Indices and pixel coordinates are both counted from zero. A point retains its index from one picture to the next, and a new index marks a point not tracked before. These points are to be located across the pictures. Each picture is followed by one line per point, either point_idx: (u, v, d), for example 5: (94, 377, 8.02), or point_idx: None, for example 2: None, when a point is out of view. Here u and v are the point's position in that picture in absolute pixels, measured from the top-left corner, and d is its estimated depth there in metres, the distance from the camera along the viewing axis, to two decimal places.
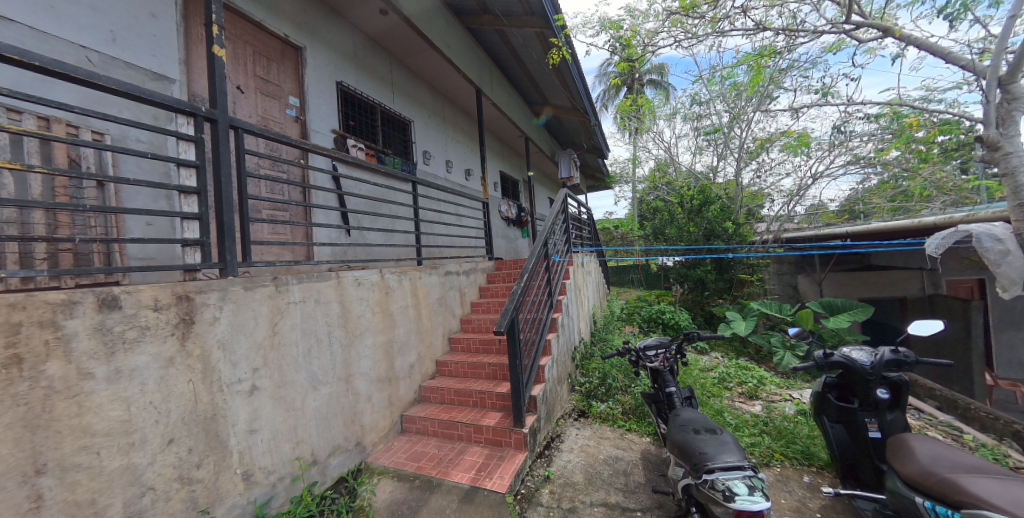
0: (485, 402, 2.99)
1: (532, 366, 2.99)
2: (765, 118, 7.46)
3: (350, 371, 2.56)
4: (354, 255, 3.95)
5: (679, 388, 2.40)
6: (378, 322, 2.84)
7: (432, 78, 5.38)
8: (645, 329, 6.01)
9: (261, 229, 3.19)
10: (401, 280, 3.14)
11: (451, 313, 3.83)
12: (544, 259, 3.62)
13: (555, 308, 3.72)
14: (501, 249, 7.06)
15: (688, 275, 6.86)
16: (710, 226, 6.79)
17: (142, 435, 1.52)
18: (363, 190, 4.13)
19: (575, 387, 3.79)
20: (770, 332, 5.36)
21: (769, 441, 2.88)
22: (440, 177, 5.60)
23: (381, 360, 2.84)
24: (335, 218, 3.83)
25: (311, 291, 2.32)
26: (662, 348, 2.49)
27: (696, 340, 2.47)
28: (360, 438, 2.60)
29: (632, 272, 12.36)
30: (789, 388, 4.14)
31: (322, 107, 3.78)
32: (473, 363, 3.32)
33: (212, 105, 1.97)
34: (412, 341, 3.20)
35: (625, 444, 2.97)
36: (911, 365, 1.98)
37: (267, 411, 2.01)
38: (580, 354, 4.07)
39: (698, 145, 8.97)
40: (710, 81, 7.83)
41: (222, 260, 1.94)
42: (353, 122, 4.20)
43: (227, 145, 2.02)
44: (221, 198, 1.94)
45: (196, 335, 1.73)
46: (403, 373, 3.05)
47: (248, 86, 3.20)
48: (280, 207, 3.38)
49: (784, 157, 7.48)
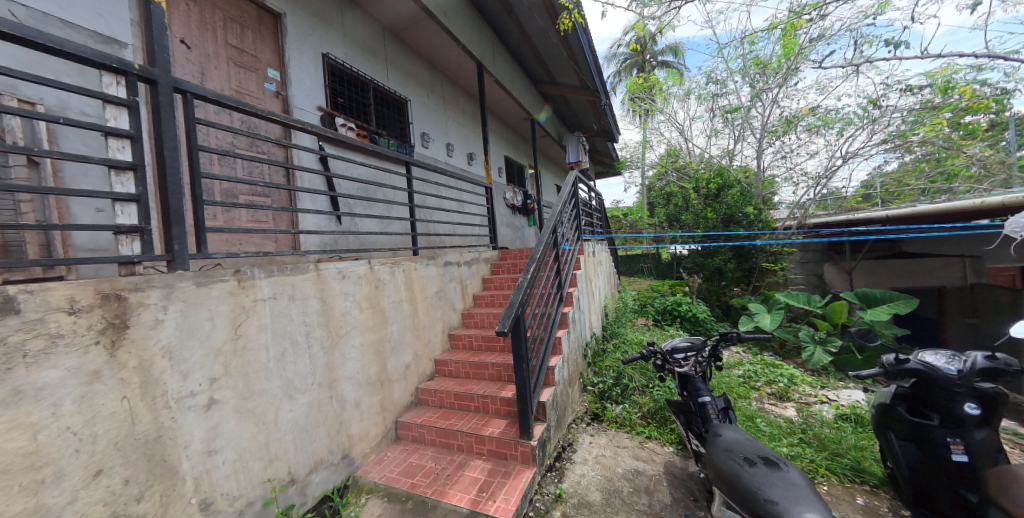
0: (488, 407, 2.69)
1: (541, 367, 2.67)
2: (789, 96, 6.96)
3: (335, 375, 2.27)
4: (345, 243, 3.65)
5: (714, 397, 2.06)
6: (367, 319, 2.53)
7: (429, 55, 4.99)
8: (660, 322, 5.73)
9: (239, 216, 2.89)
10: (393, 271, 2.82)
11: (451, 307, 3.51)
12: (554, 248, 3.26)
13: (565, 301, 3.38)
14: (506, 237, 6.70)
15: (706, 264, 6.51)
16: (730, 211, 6.38)
17: (58, 469, 1.22)
18: (355, 173, 3.81)
19: (587, 387, 3.50)
20: (795, 325, 5.01)
21: (810, 453, 2.57)
22: (440, 161, 5.26)
23: (372, 362, 2.55)
24: (324, 203, 3.52)
25: (284, 286, 2.00)
26: (692, 351, 2.16)
27: (735, 340, 2.08)
28: (348, 450, 2.32)
29: (643, 261, 12.14)
30: (823, 387, 3.80)
31: (306, 82, 3.42)
32: (475, 363, 3.02)
33: (151, 62, 1.58)
34: (407, 339, 2.90)
35: (645, 455, 2.66)
36: (1014, 376, 1.61)
37: (231, 427, 1.71)
38: (592, 350, 3.80)
39: (714, 127, 8.49)
40: (730, 57, 7.38)
41: (168, 250, 1.60)
42: (342, 99, 3.84)
43: (172, 113, 1.64)
44: (165, 175, 1.58)
45: (133, 340, 1.41)
46: (397, 374, 2.77)
47: (218, 56, 2.86)
48: (260, 192, 3.07)
49: (805, 139, 7.03)
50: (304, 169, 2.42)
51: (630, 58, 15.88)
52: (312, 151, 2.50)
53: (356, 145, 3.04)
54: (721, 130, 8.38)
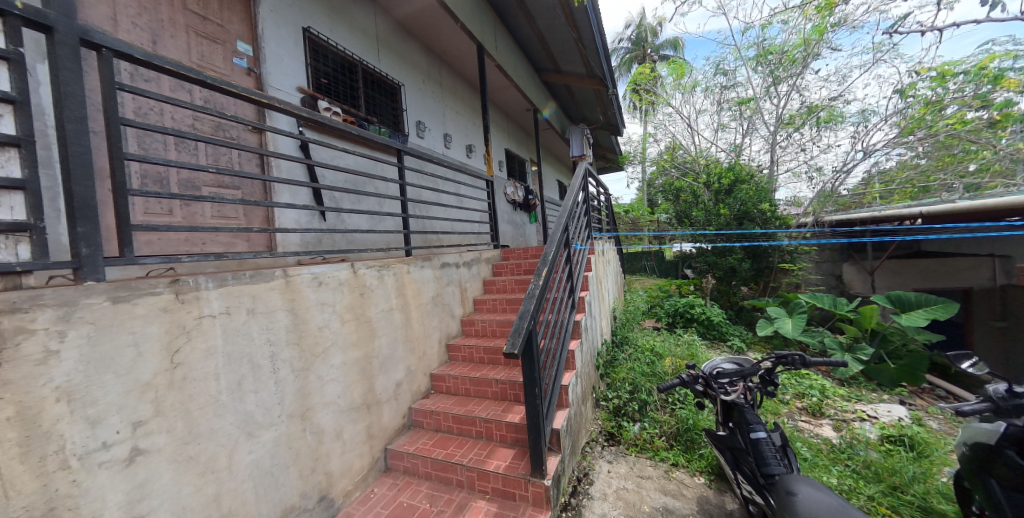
0: (492, 433, 2.33)
1: (554, 388, 2.30)
2: (804, 87, 6.61)
3: (309, 403, 1.89)
4: (330, 243, 3.23)
5: (769, 432, 1.69)
6: (350, 333, 2.16)
7: (426, 36, 4.57)
8: (671, 325, 5.40)
9: (203, 210, 2.50)
10: (382, 275, 2.44)
11: (450, 313, 3.14)
12: (566, 247, 2.87)
13: (577, 308, 3.01)
14: (507, 235, 6.32)
15: (718, 263, 6.16)
16: (744, 207, 6.10)
17: None
18: (341, 163, 3.40)
19: (601, 403, 3.15)
20: (817, 329, 4.68)
21: (864, 487, 2.21)
22: (437, 152, 4.87)
23: (356, 383, 2.18)
24: (306, 197, 3.11)
25: (243, 297, 1.62)
26: (740, 376, 1.77)
27: (797, 365, 1.66)
28: (326, 490, 1.95)
29: (646, 258, 11.86)
30: (857, 400, 3.45)
31: (284, 58, 3.01)
32: (476, 379, 2.66)
33: (45, 3, 1.18)
34: (399, 354, 2.52)
35: (674, 488, 2.31)
36: None
37: (165, 482, 1.32)
38: (604, 360, 3.44)
39: (721, 120, 8.13)
40: (741, 46, 7.03)
41: (75, 255, 1.20)
42: (327, 81, 3.42)
43: (78, 73, 1.24)
44: (66, 155, 1.18)
45: (8, 383, 1.02)
46: (386, 395, 2.40)
47: (175, 23, 2.45)
48: (227, 183, 2.65)
49: (820, 133, 6.70)
50: (278, 155, 2.03)
51: (630, 52, 15.60)
52: (284, 133, 2.11)
53: (341, 129, 2.65)
54: (729, 124, 8.05)
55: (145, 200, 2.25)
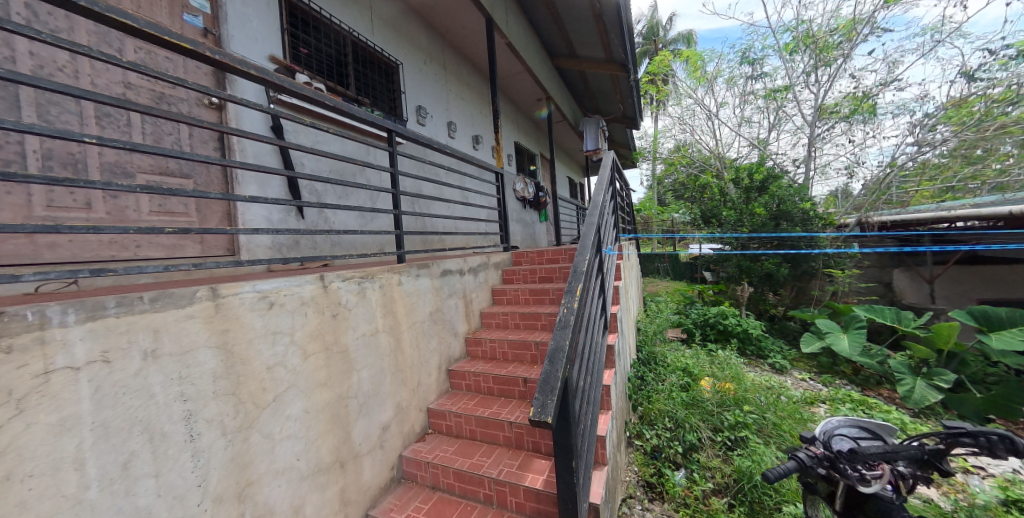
0: (505, 499, 1.77)
1: (591, 443, 1.74)
2: (846, 74, 5.97)
3: (250, 475, 1.33)
4: (309, 245, 2.66)
5: None
6: (316, 368, 1.59)
7: (428, 11, 4.02)
8: (700, 337, 4.80)
9: (140, 204, 1.96)
10: (363, 289, 1.88)
11: (452, 331, 2.57)
12: (597, 254, 2.29)
13: (609, 327, 2.43)
14: (516, 235, 5.76)
15: (751, 269, 5.54)
16: (782, 206, 5.46)
17: None
18: (325, 149, 2.85)
19: (635, 444, 2.58)
20: (877, 347, 4.06)
21: None
22: (441, 141, 4.31)
23: (325, 434, 1.62)
24: (279, 190, 2.50)
25: (133, 334, 1.06)
26: (887, 457, 1.19)
27: (987, 449, 1.07)
28: None
29: (659, 260, 11.20)
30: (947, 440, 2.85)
31: (251, 20, 2.45)
32: (484, 420, 2.09)
33: None
34: (386, 388, 1.96)
35: None
36: None
37: None
38: (636, 387, 2.85)
39: (745, 114, 7.52)
40: (774, 30, 6.39)
41: None
42: (307, 51, 2.87)
43: None
44: None
45: None
46: (369, 445, 1.84)
47: None
48: (174, 171, 2.10)
49: (862, 125, 6.06)
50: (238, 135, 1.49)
51: (641, 47, 15.01)
52: (254, 107, 1.51)
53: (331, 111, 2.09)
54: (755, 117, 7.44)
55: (51, 190, 1.71)
